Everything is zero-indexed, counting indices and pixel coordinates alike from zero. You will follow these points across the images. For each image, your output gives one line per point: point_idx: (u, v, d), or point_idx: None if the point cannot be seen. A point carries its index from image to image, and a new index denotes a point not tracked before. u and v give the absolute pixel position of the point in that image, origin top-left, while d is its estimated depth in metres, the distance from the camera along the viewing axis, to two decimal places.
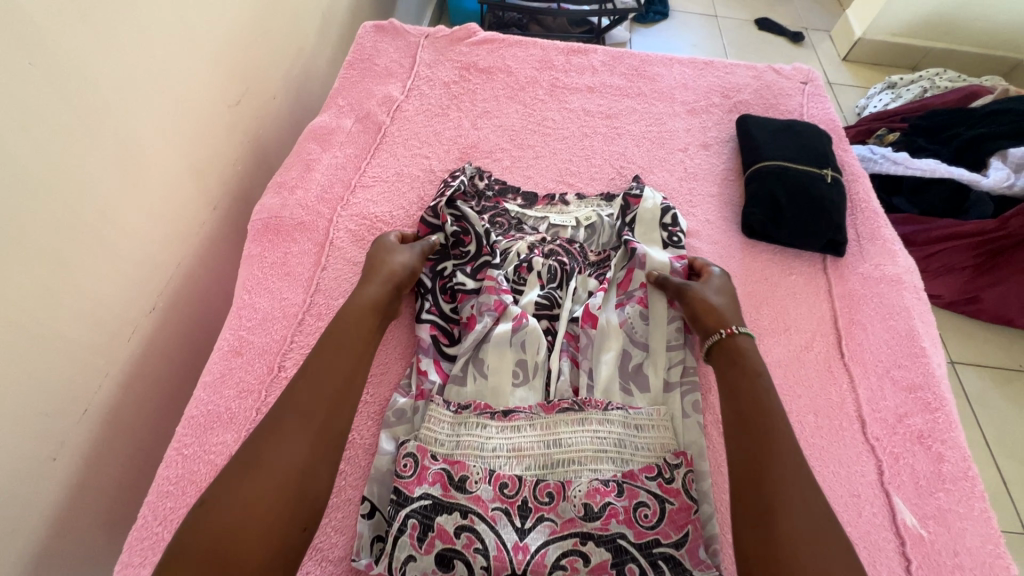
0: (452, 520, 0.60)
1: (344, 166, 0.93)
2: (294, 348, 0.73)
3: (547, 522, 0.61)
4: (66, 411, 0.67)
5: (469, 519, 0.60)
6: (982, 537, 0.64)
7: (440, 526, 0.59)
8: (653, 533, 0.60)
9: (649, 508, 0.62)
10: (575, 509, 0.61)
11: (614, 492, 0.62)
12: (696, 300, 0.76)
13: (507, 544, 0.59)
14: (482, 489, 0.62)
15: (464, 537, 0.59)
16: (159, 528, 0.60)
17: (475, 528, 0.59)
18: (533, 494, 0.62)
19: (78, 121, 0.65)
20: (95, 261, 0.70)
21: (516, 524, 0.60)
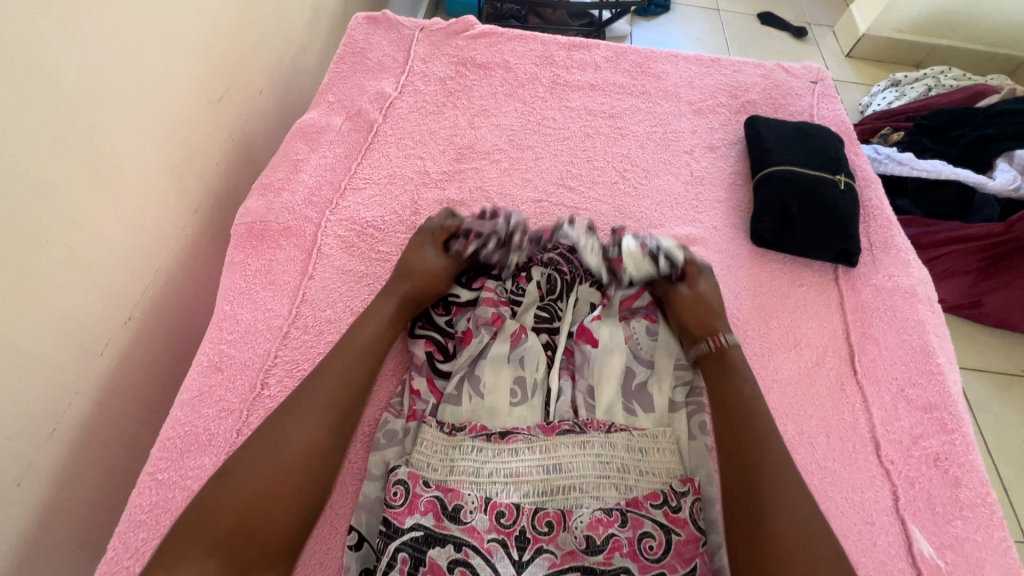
0: (445, 554, 0.56)
1: (333, 166, 0.88)
2: (278, 363, 0.69)
3: (547, 554, 0.57)
4: (32, 432, 0.63)
5: (463, 553, 0.56)
6: (1002, 569, 0.61)
7: (432, 560, 0.56)
8: (658, 567, 0.57)
9: (654, 539, 0.59)
10: (576, 541, 0.58)
11: (617, 523, 0.59)
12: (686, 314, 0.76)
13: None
14: (478, 519, 0.58)
15: (459, 572, 0.56)
16: (131, 561, 0.56)
17: (470, 562, 0.56)
18: (532, 523, 0.59)
19: (40, 120, 0.60)
20: (61, 270, 0.65)
21: (514, 556, 0.57)
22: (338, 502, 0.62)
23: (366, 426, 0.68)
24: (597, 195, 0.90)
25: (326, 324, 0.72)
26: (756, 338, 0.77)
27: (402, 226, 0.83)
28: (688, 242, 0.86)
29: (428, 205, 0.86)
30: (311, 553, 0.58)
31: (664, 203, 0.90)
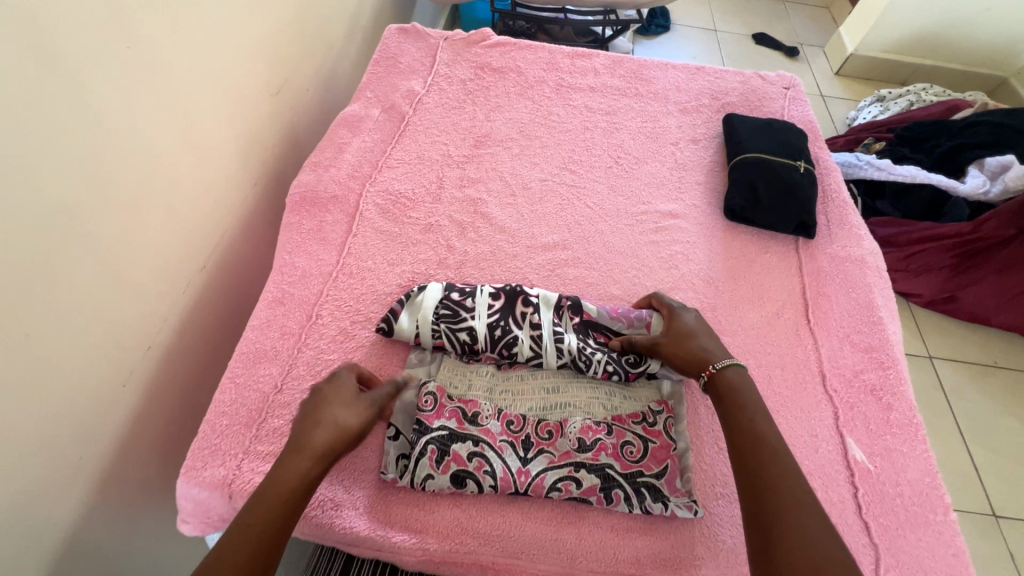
0: (465, 448, 0.69)
1: (372, 149, 1.04)
2: (328, 300, 0.84)
3: (547, 453, 0.70)
4: (135, 345, 0.77)
5: (480, 447, 0.69)
6: (922, 472, 0.75)
7: (455, 451, 0.69)
8: (637, 465, 0.70)
9: (633, 446, 0.72)
10: (571, 443, 0.71)
11: (604, 431, 0.72)
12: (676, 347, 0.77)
13: (512, 470, 0.68)
14: (492, 423, 0.72)
15: (476, 461, 0.68)
16: (218, 440, 0.70)
17: (485, 453, 0.69)
18: (536, 431, 0.72)
19: (156, 98, 0.77)
20: (162, 218, 0.80)
21: (520, 453, 0.70)
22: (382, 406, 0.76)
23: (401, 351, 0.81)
24: (595, 176, 1.06)
25: (367, 271, 0.88)
26: (725, 292, 0.92)
27: (429, 197, 0.99)
28: (671, 216, 1.01)
29: (452, 181, 1.01)
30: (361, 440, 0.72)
31: (651, 184, 1.06)
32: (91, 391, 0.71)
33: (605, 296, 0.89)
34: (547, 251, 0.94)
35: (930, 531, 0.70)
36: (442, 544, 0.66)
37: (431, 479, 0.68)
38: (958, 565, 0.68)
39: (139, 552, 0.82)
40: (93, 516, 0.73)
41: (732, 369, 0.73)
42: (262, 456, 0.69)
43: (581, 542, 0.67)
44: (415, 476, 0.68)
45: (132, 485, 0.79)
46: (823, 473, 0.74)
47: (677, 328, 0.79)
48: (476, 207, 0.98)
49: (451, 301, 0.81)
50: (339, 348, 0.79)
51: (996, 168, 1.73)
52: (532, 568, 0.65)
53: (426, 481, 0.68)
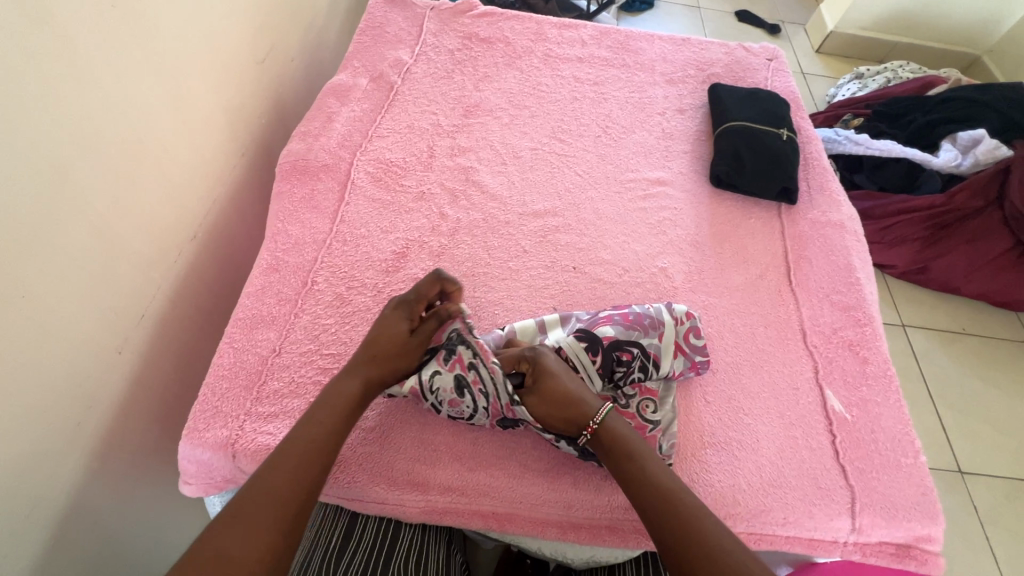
0: (468, 353, 0.69)
1: (361, 118, 1.04)
2: (323, 267, 0.84)
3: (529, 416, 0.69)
4: (126, 314, 0.76)
5: (479, 357, 0.68)
6: (895, 419, 0.80)
7: (460, 354, 0.69)
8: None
9: None
10: None
11: None
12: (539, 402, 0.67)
13: (501, 401, 0.67)
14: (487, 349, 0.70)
15: (474, 372, 0.68)
16: (218, 402, 0.71)
17: (482, 366, 0.68)
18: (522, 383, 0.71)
19: (142, 60, 0.75)
20: (152, 185, 0.79)
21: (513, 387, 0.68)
22: None
23: None
24: (584, 145, 1.07)
25: (361, 238, 0.88)
26: (712, 256, 0.94)
27: (421, 165, 0.99)
28: (659, 183, 1.03)
29: (442, 150, 1.02)
30: None
31: (639, 152, 1.08)
32: (85, 356, 0.70)
33: (595, 260, 0.91)
34: (538, 218, 0.95)
35: (900, 473, 0.75)
36: (445, 496, 0.68)
37: (437, 375, 0.69)
38: (925, 502, 0.73)
39: (137, 518, 0.83)
40: (93, 482, 0.74)
41: (613, 418, 0.66)
42: (263, 417, 0.70)
43: (579, 492, 0.69)
44: (417, 383, 0.69)
45: (131, 452, 0.79)
46: (803, 422, 0.78)
47: (552, 383, 0.67)
48: (467, 175, 0.99)
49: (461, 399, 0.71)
50: (336, 312, 0.80)
51: (967, 142, 1.76)
52: (531, 514, 0.68)
53: (426, 382, 0.69)
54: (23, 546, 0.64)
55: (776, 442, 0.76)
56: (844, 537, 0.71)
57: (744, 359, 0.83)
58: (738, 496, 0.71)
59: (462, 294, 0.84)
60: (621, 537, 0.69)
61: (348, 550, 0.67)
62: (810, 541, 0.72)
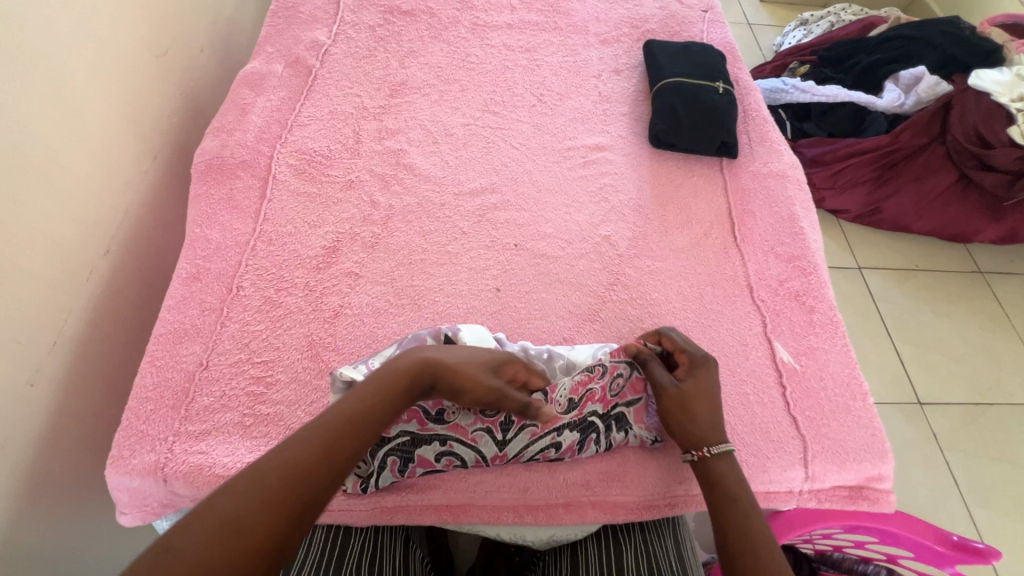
0: (431, 448, 0.64)
1: (279, 108, 0.97)
2: (249, 270, 0.80)
3: (529, 429, 0.66)
4: (36, 342, 0.71)
5: (447, 445, 0.65)
6: (842, 364, 0.80)
7: (421, 455, 0.64)
8: (614, 399, 0.70)
9: (622, 377, 0.71)
10: (559, 406, 0.68)
11: (597, 373, 0.70)
12: (671, 404, 0.67)
13: (486, 458, 0.65)
14: (460, 416, 0.65)
15: (445, 459, 0.65)
16: (144, 426, 0.67)
17: (454, 451, 0.65)
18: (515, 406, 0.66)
19: (12, 64, 0.68)
20: (44, 201, 0.73)
21: (498, 438, 0.65)
22: (316, 371, 0.72)
23: (330, 313, 0.77)
24: (519, 116, 1.03)
25: (287, 236, 0.84)
26: (655, 219, 0.93)
27: (347, 153, 0.94)
28: (598, 149, 1.00)
29: (369, 134, 0.97)
30: (299, 406, 0.69)
31: (576, 119, 1.04)
32: None
33: (537, 235, 0.88)
34: (475, 196, 0.92)
35: (850, 417, 0.76)
36: (393, 494, 0.66)
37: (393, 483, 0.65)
38: (875, 442, 0.74)
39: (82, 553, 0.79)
40: (23, 524, 0.69)
41: (726, 458, 0.64)
42: (194, 436, 0.67)
43: (533, 474, 0.67)
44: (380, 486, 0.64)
45: (61, 486, 0.75)
46: (754, 377, 0.78)
47: (699, 391, 0.67)
48: (397, 158, 0.94)
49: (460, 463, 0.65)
50: (266, 317, 0.76)
51: (909, 81, 1.76)
52: (485, 502, 0.66)
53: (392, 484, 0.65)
54: None
55: (727, 400, 0.75)
56: (799, 486, 0.72)
57: (693, 320, 0.82)
58: None
59: (399, 284, 0.81)
60: (577, 512, 0.67)
61: (296, 560, 0.65)
62: (766, 494, 0.72)
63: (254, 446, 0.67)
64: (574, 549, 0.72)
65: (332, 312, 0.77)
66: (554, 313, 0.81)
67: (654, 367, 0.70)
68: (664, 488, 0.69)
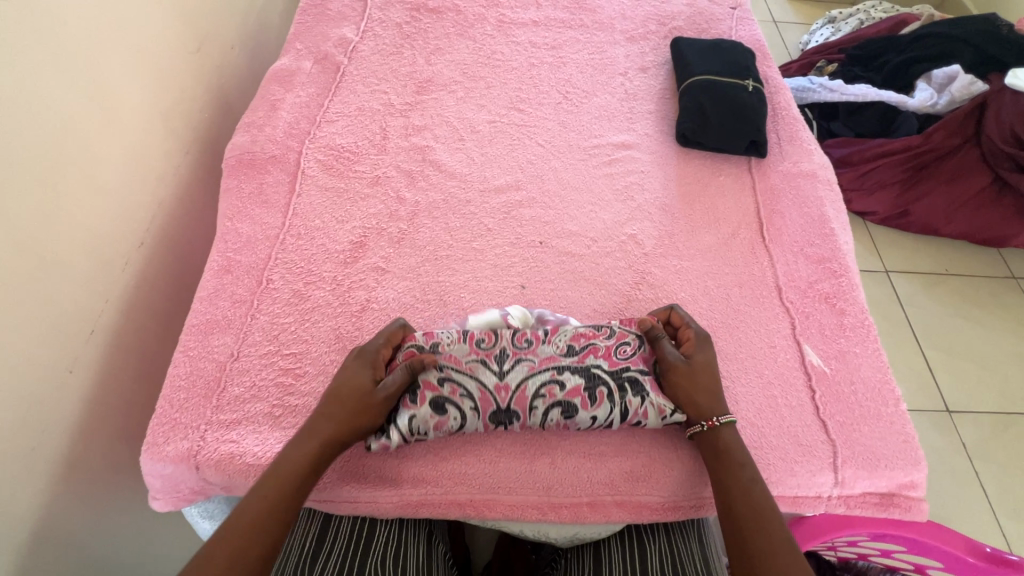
0: (433, 375, 0.67)
1: (308, 104, 0.99)
2: (278, 263, 0.81)
3: (526, 360, 0.69)
4: (74, 330, 0.73)
5: (446, 371, 0.68)
6: (874, 368, 0.78)
7: (425, 381, 0.67)
8: (624, 361, 0.70)
9: (628, 347, 0.71)
10: (556, 348, 0.70)
11: (601, 334, 0.72)
12: (678, 375, 0.68)
13: (488, 388, 0.67)
14: (457, 347, 0.69)
15: (449, 386, 0.67)
16: (177, 414, 0.68)
17: (455, 378, 0.68)
18: (510, 340, 0.71)
19: (54, 60, 0.70)
20: (83, 194, 0.75)
21: (495, 367, 0.68)
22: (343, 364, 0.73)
23: (357, 306, 0.78)
24: (544, 114, 1.03)
25: (315, 230, 0.85)
26: (681, 218, 0.92)
27: (374, 149, 0.95)
28: (624, 147, 1.00)
29: (396, 131, 0.97)
30: None
31: (601, 116, 1.03)
32: (30, 378, 0.67)
33: (562, 233, 0.88)
34: (501, 193, 0.92)
35: (882, 423, 0.74)
36: (419, 488, 0.66)
37: (412, 420, 0.65)
38: (907, 449, 0.72)
39: (115, 537, 0.81)
40: (61, 507, 0.71)
41: (728, 428, 0.65)
42: (225, 425, 0.68)
43: (558, 471, 0.67)
44: (400, 425, 0.65)
45: (96, 471, 0.77)
46: (782, 380, 0.76)
47: (704, 364, 0.69)
48: (423, 155, 0.95)
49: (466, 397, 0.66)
50: (294, 310, 0.77)
51: (942, 80, 1.72)
52: (509, 499, 0.66)
53: (411, 424, 0.65)
54: None
55: (754, 402, 0.74)
56: (828, 492, 0.71)
57: (719, 320, 0.81)
58: None
59: (425, 280, 0.81)
60: (600, 511, 0.67)
61: (323, 551, 0.66)
62: (794, 498, 0.71)
63: (283, 436, 0.68)
64: (597, 547, 0.72)
65: (359, 305, 0.78)
66: (579, 310, 0.81)
67: (660, 343, 0.71)
68: (690, 490, 0.68)
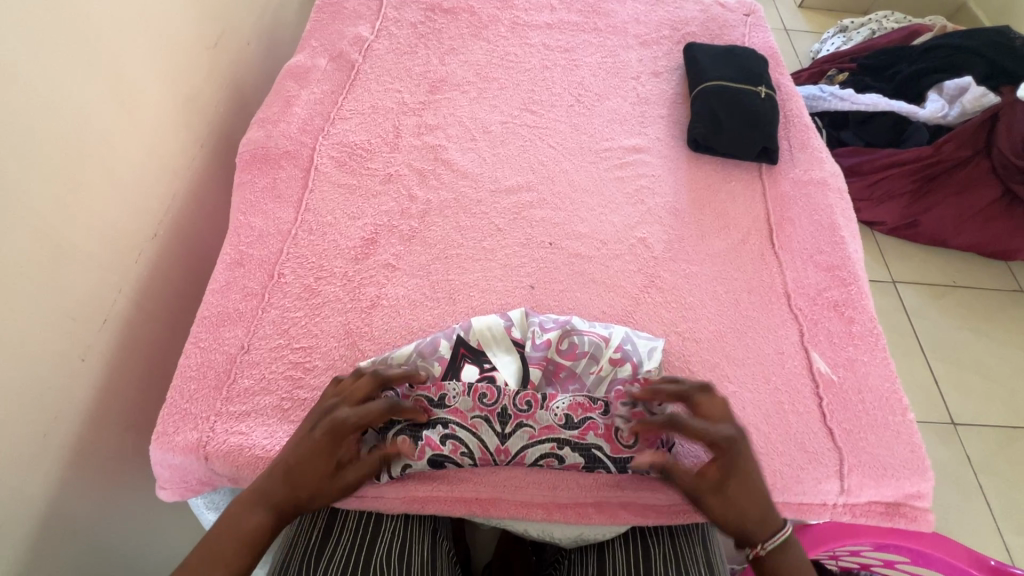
0: (435, 431, 0.65)
1: (322, 101, 0.99)
2: (290, 258, 0.81)
3: (526, 428, 0.65)
4: (87, 319, 0.74)
5: (450, 428, 0.65)
6: (882, 377, 0.78)
7: (428, 436, 0.65)
8: (627, 449, 0.66)
9: (627, 429, 0.66)
10: (554, 417, 0.65)
11: (598, 410, 0.66)
12: (714, 508, 0.62)
13: (489, 450, 0.65)
14: (460, 401, 0.66)
15: (450, 444, 0.65)
16: (187, 404, 0.69)
17: (457, 435, 0.65)
18: (513, 402, 0.65)
19: (77, 52, 0.71)
20: (99, 185, 0.75)
21: (497, 429, 0.65)
22: (352, 360, 0.74)
23: (367, 303, 0.78)
24: (556, 116, 1.03)
25: (327, 226, 0.85)
26: (692, 223, 0.92)
27: (387, 147, 0.95)
28: (635, 150, 1.00)
29: (408, 129, 0.98)
30: None
31: (613, 119, 1.04)
32: (43, 365, 0.67)
33: (572, 235, 0.89)
34: (512, 193, 0.92)
35: (889, 432, 0.74)
36: (425, 484, 0.66)
37: (409, 468, 0.65)
38: (914, 459, 0.72)
39: (121, 526, 0.81)
40: (69, 495, 0.72)
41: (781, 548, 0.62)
42: (235, 417, 0.68)
43: (564, 472, 0.67)
44: (393, 473, 0.65)
45: (104, 459, 0.77)
46: (789, 387, 0.76)
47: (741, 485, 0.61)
48: (436, 154, 0.95)
49: (465, 457, 0.65)
50: (305, 304, 0.77)
51: (953, 92, 1.71)
52: (515, 497, 0.67)
53: (404, 470, 0.65)
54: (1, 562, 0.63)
55: (761, 408, 0.74)
56: (834, 500, 0.71)
57: (727, 326, 0.81)
58: None
59: (435, 278, 0.82)
60: (606, 513, 0.67)
61: (329, 544, 0.66)
62: (799, 505, 0.71)
63: (292, 430, 0.68)
64: (601, 548, 0.72)
65: (369, 302, 0.79)
66: (587, 312, 0.81)
67: (677, 473, 0.62)
68: None
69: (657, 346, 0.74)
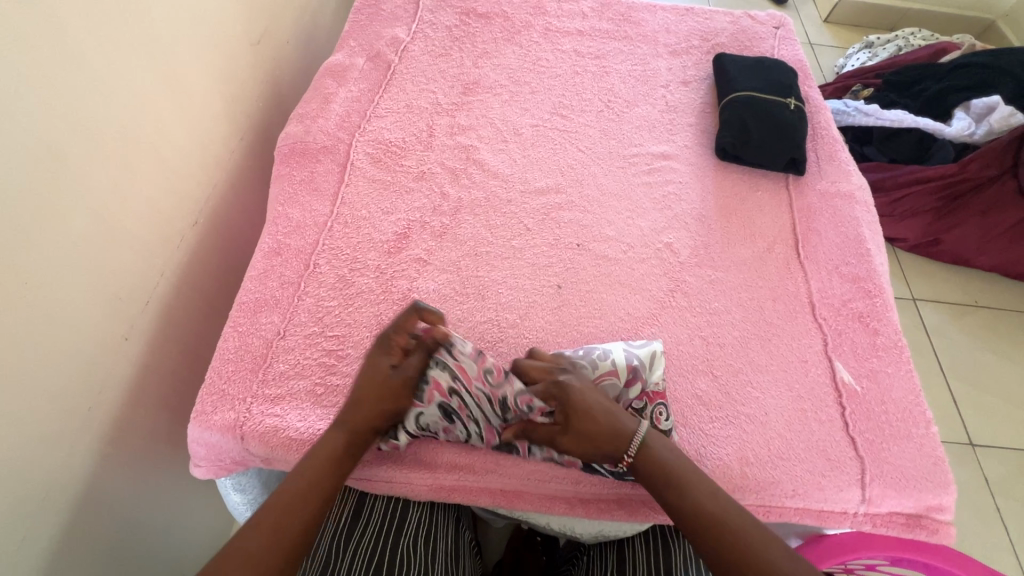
0: (444, 377, 0.66)
1: (359, 99, 1.02)
2: (325, 249, 0.84)
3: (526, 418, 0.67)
4: (131, 300, 0.76)
5: (458, 384, 0.66)
6: (906, 389, 0.79)
7: (436, 380, 0.65)
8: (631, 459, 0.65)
9: None
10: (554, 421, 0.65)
11: None
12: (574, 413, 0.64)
13: (494, 425, 0.67)
14: (467, 364, 0.66)
15: (458, 400, 0.65)
16: (224, 385, 0.71)
17: (463, 398, 0.65)
18: (515, 398, 0.66)
19: (135, 43, 0.74)
20: (149, 171, 0.78)
21: (500, 413, 0.67)
22: None
23: (399, 296, 0.81)
24: (586, 121, 1.05)
25: (362, 220, 0.88)
26: (718, 229, 0.93)
27: (421, 145, 0.98)
28: (663, 157, 1.01)
29: (442, 129, 1.00)
30: None
31: (642, 126, 1.05)
32: (91, 341, 0.70)
33: (599, 237, 0.90)
34: (542, 195, 0.94)
35: (912, 444, 0.74)
36: (451, 473, 0.68)
37: (420, 415, 0.66)
38: (936, 472, 0.72)
39: (151, 503, 0.84)
40: (107, 469, 0.75)
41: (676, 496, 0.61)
42: (270, 399, 0.71)
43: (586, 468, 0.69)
44: (409, 427, 0.66)
45: (141, 435, 0.80)
46: (812, 395, 0.77)
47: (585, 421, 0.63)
48: (468, 154, 0.97)
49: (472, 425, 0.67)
50: (339, 295, 0.80)
51: (980, 110, 1.70)
52: (540, 491, 0.68)
53: (419, 422, 0.66)
54: (44, 527, 0.65)
55: (783, 415, 0.75)
56: (854, 509, 0.71)
57: (752, 332, 0.82)
58: (746, 468, 0.70)
59: (464, 273, 0.84)
60: (629, 511, 0.68)
61: (357, 529, 0.68)
62: (820, 512, 0.71)
63: (324, 414, 0.70)
64: (620, 544, 0.74)
65: (401, 294, 0.81)
66: (614, 312, 0.82)
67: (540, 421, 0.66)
68: None
69: (656, 349, 0.74)
